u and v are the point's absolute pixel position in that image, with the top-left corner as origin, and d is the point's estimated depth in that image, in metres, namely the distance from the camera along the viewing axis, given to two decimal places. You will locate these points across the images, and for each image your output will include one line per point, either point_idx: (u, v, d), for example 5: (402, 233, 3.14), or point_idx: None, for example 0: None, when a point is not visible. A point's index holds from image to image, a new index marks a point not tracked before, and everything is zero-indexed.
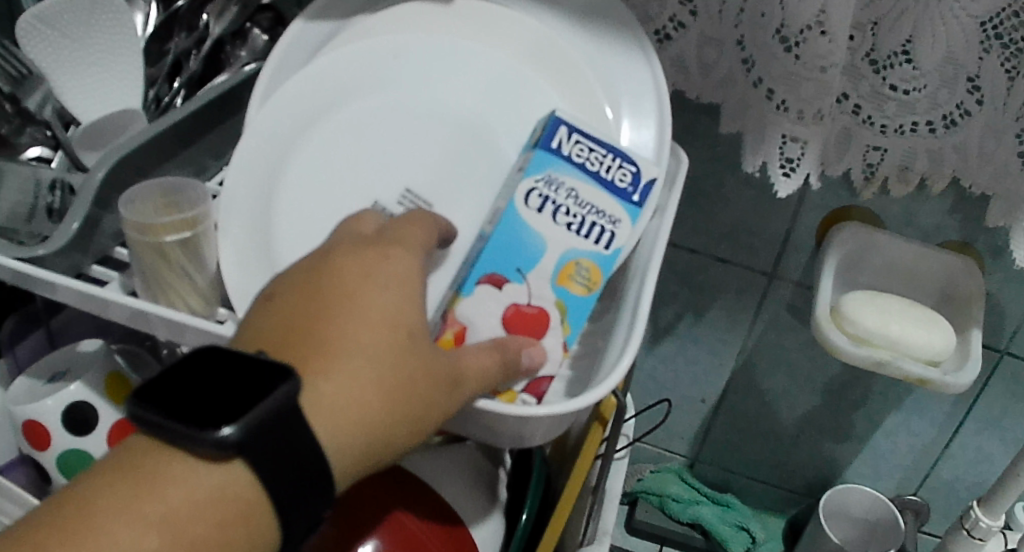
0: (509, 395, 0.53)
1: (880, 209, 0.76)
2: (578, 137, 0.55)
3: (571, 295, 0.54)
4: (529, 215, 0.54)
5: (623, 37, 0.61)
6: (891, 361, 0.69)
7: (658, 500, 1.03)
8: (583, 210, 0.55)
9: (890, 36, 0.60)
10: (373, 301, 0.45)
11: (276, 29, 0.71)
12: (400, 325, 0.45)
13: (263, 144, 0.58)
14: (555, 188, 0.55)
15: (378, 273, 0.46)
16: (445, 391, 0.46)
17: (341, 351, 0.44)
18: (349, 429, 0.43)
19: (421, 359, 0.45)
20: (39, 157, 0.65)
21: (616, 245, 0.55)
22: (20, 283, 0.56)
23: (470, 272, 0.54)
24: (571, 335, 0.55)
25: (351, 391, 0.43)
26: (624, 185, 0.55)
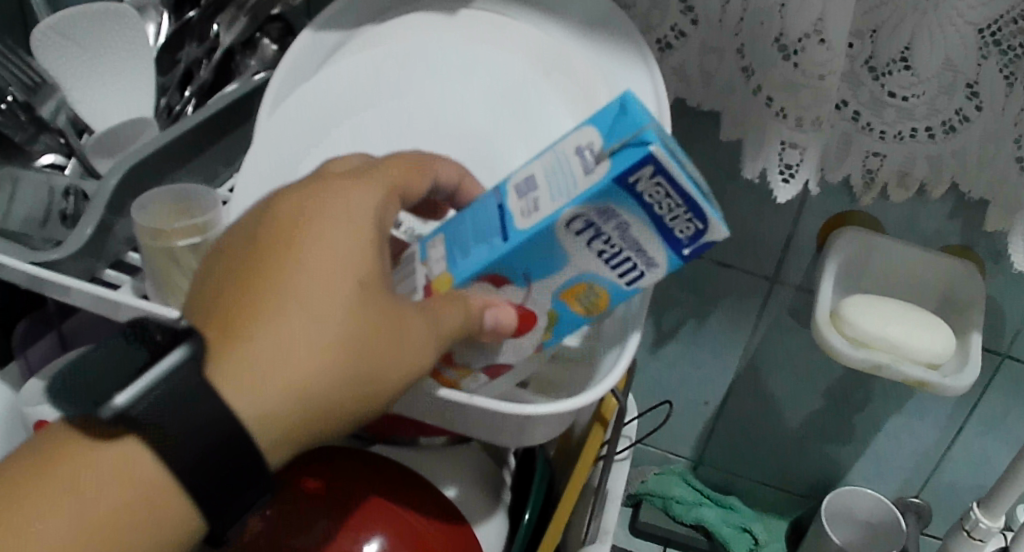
0: (466, 372, 0.52)
1: (880, 213, 0.76)
2: (660, 177, 0.44)
3: (568, 311, 0.50)
4: (565, 236, 0.47)
5: (625, 46, 0.62)
6: (890, 364, 0.70)
7: (662, 501, 1.04)
8: (625, 244, 0.47)
9: (889, 44, 0.62)
10: (315, 265, 0.44)
11: (285, 39, 0.72)
12: (340, 294, 0.43)
13: (272, 146, 0.62)
14: (606, 219, 0.46)
15: (324, 237, 0.45)
16: (394, 357, 0.44)
17: (279, 309, 0.42)
18: (278, 394, 0.41)
19: (357, 331, 0.43)
20: (53, 165, 0.66)
21: (638, 286, 0.49)
22: (34, 288, 0.58)
23: (473, 263, 0.49)
24: (551, 341, 0.52)
25: (272, 360, 0.42)
26: (681, 237, 0.46)
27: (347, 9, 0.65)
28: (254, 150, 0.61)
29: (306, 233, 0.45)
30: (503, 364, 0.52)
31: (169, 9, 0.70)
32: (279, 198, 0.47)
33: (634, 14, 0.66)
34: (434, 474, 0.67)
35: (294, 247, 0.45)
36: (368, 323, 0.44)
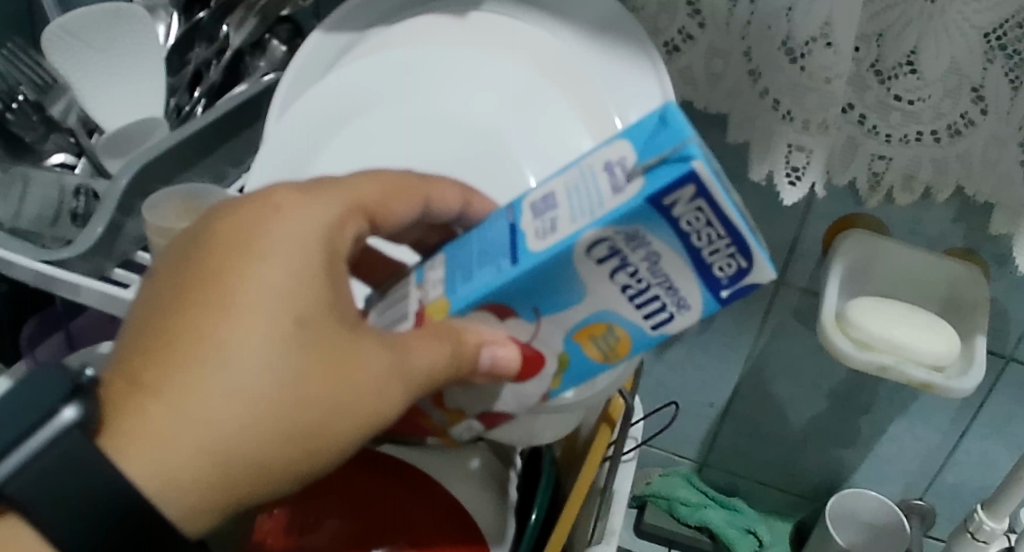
0: (457, 416, 0.53)
1: (885, 216, 0.77)
2: (701, 202, 0.40)
3: (581, 355, 0.47)
4: (585, 263, 0.43)
5: (634, 48, 0.62)
6: (895, 365, 0.70)
7: (666, 503, 1.04)
8: (654, 279, 0.43)
9: (895, 47, 0.62)
10: (244, 322, 0.42)
11: (293, 41, 0.72)
12: (273, 356, 0.42)
13: (285, 145, 0.63)
14: (634, 246, 0.42)
15: (257, 286, 0.43)
16: (319, 419, 0.43)
17: (192, 377, 0.41)
18: (188, 466, 0.41)
19: (290, 395, 0.42)
20: (63, 164, 0.67)
21: (666, 329, 0.45)
22: (45, 286, 0.59)
23: (478, 291, 0.45)
24: (558, 389, 0.50)
25: (197, 433, 0.41)
26: (721, 276, 0.42)
27: (355, 12, 0.65)
28: (270, 143, 0.63)
29: (238, 278, 0.43)
30: (501, 411, 0.52)
31: (178, 10, 0.71)
32: (216, 233, 0.45)
33: (641, 17, 0.67)
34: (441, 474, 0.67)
35: (224, 298, 0.42)
36: (304, 386, 0.42)
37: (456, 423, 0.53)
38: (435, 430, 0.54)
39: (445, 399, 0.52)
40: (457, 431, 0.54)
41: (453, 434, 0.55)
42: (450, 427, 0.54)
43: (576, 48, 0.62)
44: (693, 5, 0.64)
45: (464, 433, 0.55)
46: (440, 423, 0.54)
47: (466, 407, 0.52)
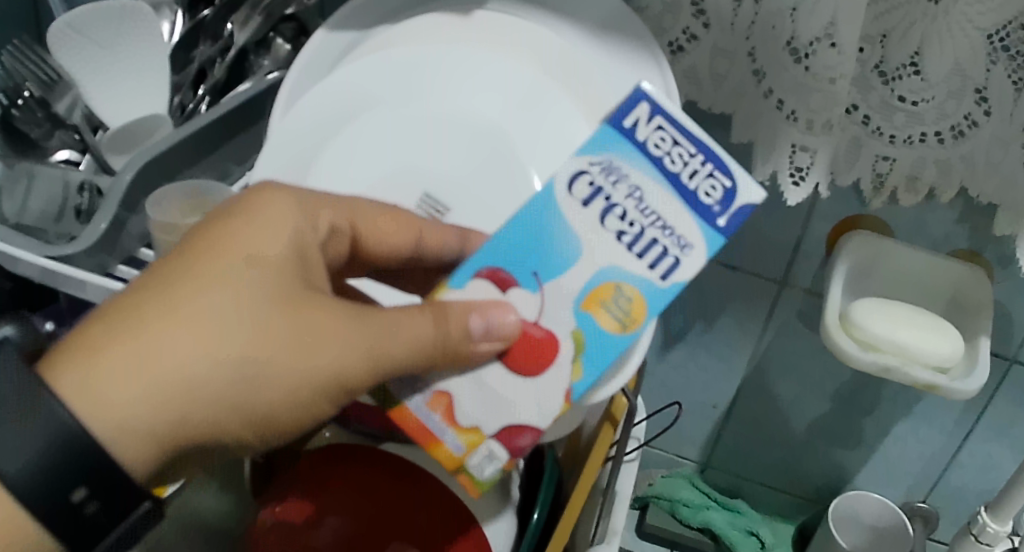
0: (473, 433, 0.49)
1: (889, 217, 0.77)
2: (660, 123, 0.48)
3: (597, 323, 0.48)
4: (571, 206, 0.48)
5: (637, 49, 0.63)
6: (899, 366, 0.70)
7: (668, 504, 1.04)
8: (646, 219, 0.48)
9: (899, 48, 0.62)
10: (209, 270, 0.46)
11: (299, 39, 0.73)
12: (231, 299, 0.46)
13: (288, 146, 0.62)
14: (615, 180, 0.48)
15: (227, 243, 0.47)
16: (274, 382, 0.46)
17: (161, 331, 0.44)
18: (144, 410, 0.44)
19: (241, 337, 0.45)
20: (68, 160, 0.68)
21: (676, 277, 0.48)
22: (49, 282, 0.59)
23: (474, 259, 0.50)
24: (580, 382, 0.49)
25: (146, 362, 0.44)
26: (710, 202, 0.47)
27: (356, 13, 0.65)
28: (273, 142, 0.62)
29: (212, 237, 0.48)
30: (522, 419, 0.49)
31: (182, 8, 0.70)
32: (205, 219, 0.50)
33: (645, 17, 0.66)
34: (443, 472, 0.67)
35: (195, 252, 0.47)
36: (257, 329, 0.46)
37: (474, 449, 0.49)
38: (451, 465, 0.49)
39: (459, 414, 0.49)
40: (476, 464, 0.50)
41: (471, 476, 0.50)
42: (467, 458, 0.49)
43: (581, 50, 0.63)
44: (698, 5, 0.64)
45: (484, 471, 0.50)
46: (456, 453, 0.49)
47: (483, 422, 0.49)
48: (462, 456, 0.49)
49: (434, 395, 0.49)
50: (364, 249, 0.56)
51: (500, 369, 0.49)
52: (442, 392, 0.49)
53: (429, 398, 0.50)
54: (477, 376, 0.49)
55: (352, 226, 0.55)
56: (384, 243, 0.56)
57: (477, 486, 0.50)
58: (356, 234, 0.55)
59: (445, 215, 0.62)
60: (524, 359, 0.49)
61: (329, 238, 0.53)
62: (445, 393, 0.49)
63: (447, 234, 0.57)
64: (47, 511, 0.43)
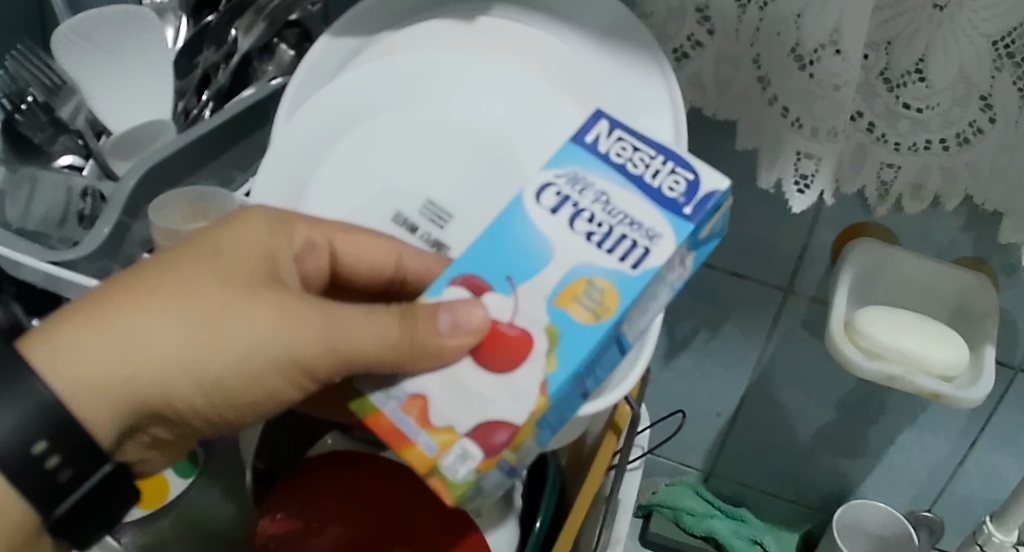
0: (446, 433, 0.44)
1: (894, 225, 0.76)
2: (620, 134, 0.49)
3: (571, 320, 0.44)
4: (539, 214, 0.47)
5: (640, 56, 0.63)
6: (903, 376, 0.70)
7: (672, 513, 1.04)
8: (613, 219, 0.46)
9: (903, 55, 0.62)
10: (180, 259, 0.48)
11: (302, 45, 0.72)
12: (196, 278, 0.47)
13: (290, 155, 0.62)
14: (580, 188, 0.47)
15: (202, 240, 0.49)
16: (231, 364, 0.46)
17: (128, 308, 0.45)
18: (102, 380, 0.44)
19: (201, 306, 0.46)
20: (71, 166, 0.67)
21: (647, 265, 0.45)
22: (52, 287, 0.60)
23: (446, 272, 0.47)
24: (556, 377, 0.44)
25: (105, 323, 0.45)
26: (675, 196, 0.47)
27: (363, 16, 0.65)
28: (275, 150, 0.62)
29: (198, 239, 0.49)
30: (498, 416, 0.44)
31: (188, 13, 0.71)
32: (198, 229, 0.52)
33: (650, 23, 0.66)
34: None
35: (180, 249, 0.48)
36: (216, 301, 0.46)
37: (448, 449, 0.44)
38: (421, 468, 0.44)
39: (433, 415, 0.45)
40: (449, 466, 0.44)
41: (446, 480, 0.44)
42: (440, 459, 0.44)
43: (584, 58, 0.63)
44: (703, 12, 0.64)
45: (458, 474, 0.44)
46: (427, 455, 0.44)
47: (458, 421, 0.44)
48: (434, 458, 0.44)
49: (409, 398, 0.45)
50: (342, 266, 0.55)
51: (473, 367, 0.45)
52: (417, 395, 0.45)
53: (404, 401, 0.45)
54: (450, 375, 0.45)
55: (330, 243, 0.53)
56: (362, 262, 0.55)
57: (451, 493, 0.44)
58: (335, 252, 0.54)
59: (448, 223, 0.59)
60: (495, 356, 0.45)
61: (305, 253, 0.52)
62: (420, 396, 0.45)
63: (431, 263, 0.54)
64: (13, 467, 0.42)
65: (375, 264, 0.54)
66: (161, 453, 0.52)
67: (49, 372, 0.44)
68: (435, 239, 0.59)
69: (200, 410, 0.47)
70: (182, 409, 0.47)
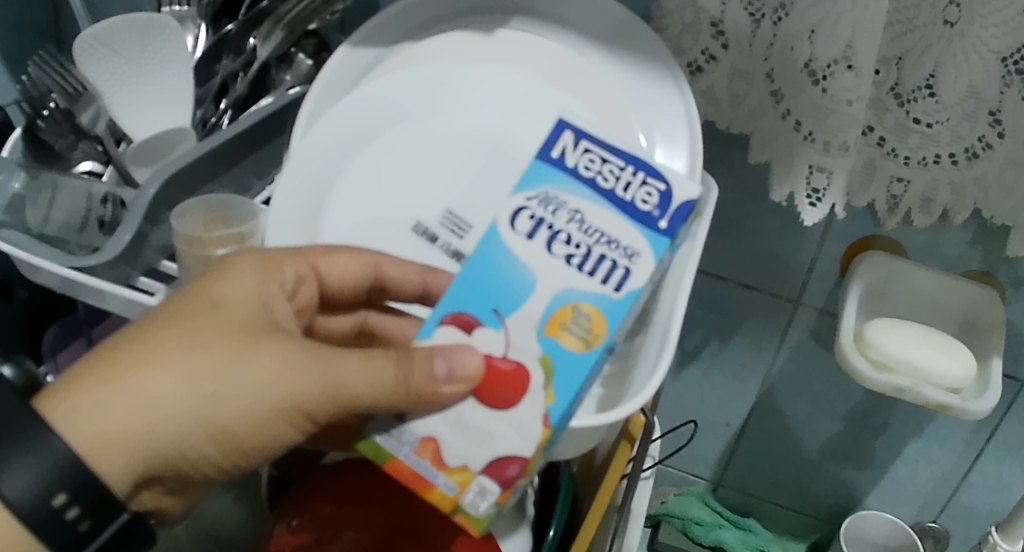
0: (462, 473, 0.46)
1: (904, 239, 0.77)
2: (587, 146, 0.48)
3: (562, 349, 0.46)
4: (516, 241, 0.48)
5: (658, 72, 0.63)
6: (912, 388, 0.71)
7: (681, 522, 1.04)
8: (590, 238, 0.47)
9: (914, 71, 0.62)
10: (177, 311, 0.48)
11: (321, 54, 0.73)
12: (195, 332, 0.47)
13: (307, 171, 0.62)
14: (553, 209, 0.48)
15: (196, 290, 0.49)
16: (239, 414, 0.46)
17: (133, 366, 0.45)
18: (114, 438, 0.45)
19: (204, 359, 0.46)
20: (91, 171, 0.70)
21: (629, 286, 0.46)
22: (71, 292, 0.61)
23: (435, 309, 0.48)
24: (557, 407, 0.46)
25: (115, 381, 0.45)
26: (648, 208, 0.47)
27: (382, 27, 0.66)
28: (282, 179, 0.61)
29: (192, 289, 0.49)
30: (507, 451, 0.46)
31: (206, 21, 0.72)
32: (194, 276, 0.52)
33: (665, 38, 0.66)
34: None
35: (177, 302, 0.48)
36: (219, 352, 0.46)
37: (467, 488, 0.46)
38: (444, 508, 0.46)
39: (446, 456, 0.46)
40: (470, 503, 0.46)
41: (470, 516, 0.46)
42: (461, 498, 0.46)
43: (575, 61, 0.64)
44: (717, 26, 0.64)
45: (480, 509, 0.46)
46: (449, 495, 0.46)
47: (471, 460, 0.46)
48: (455, 497, 0.46)
49: (421, 441, 0.47)
50: (329, 288, 0.55)
51: (475, 407, 0.46)
52: (428, 438, 0.47)
53: (416, 444, 0.47)
54: (454, 414, 0.47)
55: (313, 269, 0.54)
56: (345, 280, 0.56)
57: (477, 527, 0.46)
58: (319, 277, 0.54)
59: (467, 232, 0.57)
60: (492, 392, 0.46)
61: (294, 288, 0.52)
62: (430, 438, 0.47)
63: (408, 270, 0.56)
64: (35, 522, 0.44)
65: (357, 278, 0.56)
66: (176, 500, 0.52)
67: (67, 431, 0.45)
68: (454, 249, 0.57)
69: (212, 459, 0.48)
70: (195, 459, 0.47)
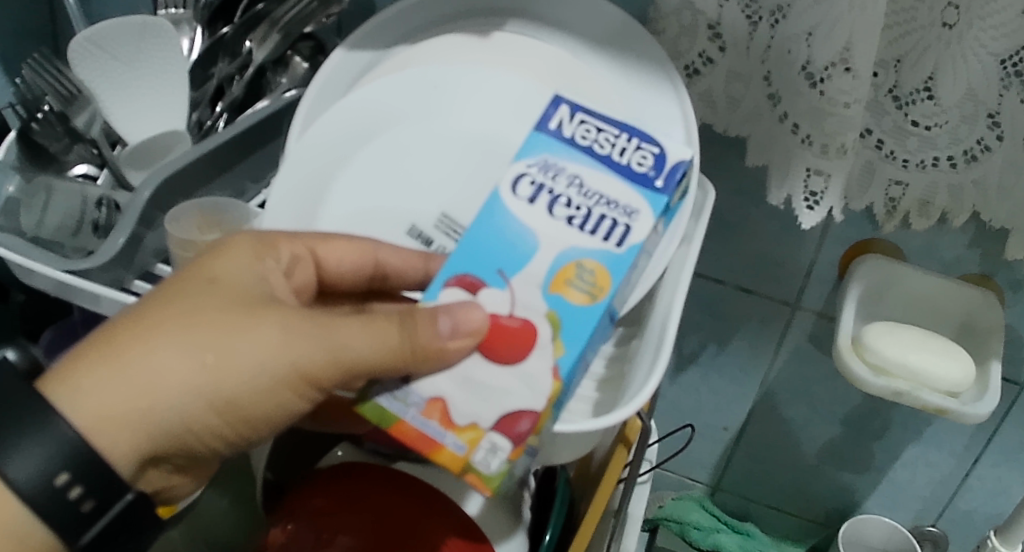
0: (471, 432, 0.45)
1: (903, 242, 0.77)
2: (582, 117, 0.51)
3: (567, 304, 0.47)
4: (517, 204, 0.49)
5: (654, 74, 0.63)
6: (910, 391, 0.70)
7: (678, 526, 1.04)
8: (590, 201, 0.49)
9: (913, 73, 0.62)
10: (174, 289, 0.47)
11: (316, 57, 0.72)
12: (194, 306, 0.46)
13: (303, 164, 0.62)
14: (553, 174, 0.49)
15: (193, 270, 0.48)
16: (243, 383, 0.46)
17: (133, 343, 0.45)
18: (119, 414, 0.44)
19: (205, 331, 0.46)
20: (86, 175, 0.69)
21: (631, 241, 0.48)
22: (65, 296, 0.60)
23: (439, 275, 0.48)
24: (565, 359, 0.46)
25: (116, 359, 0.45)
26: (645, 170, 0.49)
27: (378, 30, 0.66)
28: (280, 176, 0.61)
29: (187, 269, 0.49)
30: (517, 406, 0.45)
31: (202, 25, 0.72)
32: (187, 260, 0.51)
33: (662, 40, 0.66)
34: (455, 492, 0.67)
35: (173, 281, 0.48)
36: (220, 324, 0.46)
37: (477, 445, 0.45)
38: (455, 468, 0.45)
39: (454, 415, 0.46)
40: (481, 461, 0.45)
41: (481, 475, 0.45)
42: (471, 456, 0.45)
43: (568, 61, 0.64)
44: (715, 29, 0.64)
45: (492, 467, 0.45)
46: (458, 454, 0.45)
47: (480, 418, 0.45)
48: (465, 457, 0.45)
49: (428, 402, 0.46)
50: (326, 272, 0.55)
51: (481, 363, 0.46)
52: (435, 398, 0.46)
53: (422, 406, 0.46)
54: (460, 374, 0.46)
55: (310, 251, 0.53)
56: (344, 265, 0.55)
57: (488, 486, 0.45)
58: (317, 260, 0.54)
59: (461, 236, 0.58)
60: (499, 348, 0.46)
61: (291, 267, 0.52)
62: (438, 399, 0.46)
63: (407, 255, 0.55)
64: (40, 504, 0.43)
65: (354, 263, 0.55)
66: (184, 478, 0.52)
67: (71, 411, 0.44)
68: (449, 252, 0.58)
69: (218, 430, 0.47)
70: (201, 432, 0.47)
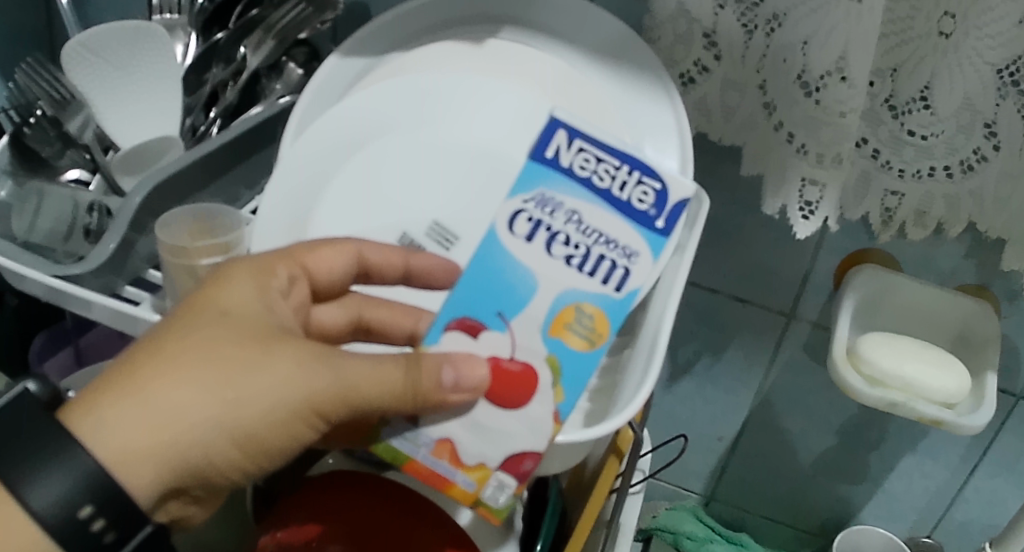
0: (479, 471, 0.48)
1: (899, 252, 0.76)
2: (581, 144, 0.47)
3: (568, 347, 0.48)
4: (515, 243, 0.48)
5: (649, 82, 0.64)
6: (905, 403, 0.70)
7: (672, 537, 1.02)
8: (588, 239, 0.47)
9: (909, 83, 0.62)
10: (184, 322, 0.47)
11: (310, 64, 0.73)
12: (208, 339, 0.46)
13: (297, 176, 0.61)
14: (551, 211, 0.47)
15: (199, 302, 0.48)
16: (261, 416, 0.46)
17: (152, 379, 0.44)
18: (142, 450, 0.44)
19: (222, 365, 0.45)
20: (78, 179, 0.68)
21: (630, 286, 0.47)
22: (57, 301, 0.59)
23: (439, 315, 0.49)
24: (566, 403, 0.48)
25: (137, 394, 0.44)
26: (645, 208, 0.47)
27: (372, 36, 0.65)
28: (271, 185, 0.61)
29: (193, 300, 0.48)
30: (522, 448, 0.48)
31: (196, 30, 0.72)
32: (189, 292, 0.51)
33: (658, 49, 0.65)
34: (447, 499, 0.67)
35: (182, 314, 0.47)
36: (236, 356, 0.46)
37: (486, 483, 0.48)
38: (466, 504, 0.49)
39: (463, 456, 0.48)
40: (490, 496, 0.49)
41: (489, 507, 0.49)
42: (480, 492, 0.49)
43: (567, 71, 0.64)
44: (709, 37, 0.62)
45: (499, 500, 0.49)
46: (468, 491, 0.49)
47: (487, 457, 0.48)
48: (475, 492, 0.49)
49: (437, 443, 0.48)
50: (320, 283, 0.55)
51: (488, 409, 0.48)
52: (443, 439, 0.48)
53: (432, 446, 0.49)
54: (469, 418, 0.48)
55: (303, 267, 0.53)
56: (334, 269, 0.55)
57: (497, 516, 0.49)
58: (309, 273, 0.54)
59: (454, 243, 0.60)
60: (504, 394, 0.48)
61: (290, 288, 0.52)
62: (446, 439, 0.48)
63: (390, 254, 0.56)
64: (63, 535, 0.43)
65: (341, 271, 0.56)
66: (199, 508, 0.51)
67: (95, 447, 0.43)
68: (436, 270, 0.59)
69: (238, 464, 0.47)
70: (221, 466, 0.46)
